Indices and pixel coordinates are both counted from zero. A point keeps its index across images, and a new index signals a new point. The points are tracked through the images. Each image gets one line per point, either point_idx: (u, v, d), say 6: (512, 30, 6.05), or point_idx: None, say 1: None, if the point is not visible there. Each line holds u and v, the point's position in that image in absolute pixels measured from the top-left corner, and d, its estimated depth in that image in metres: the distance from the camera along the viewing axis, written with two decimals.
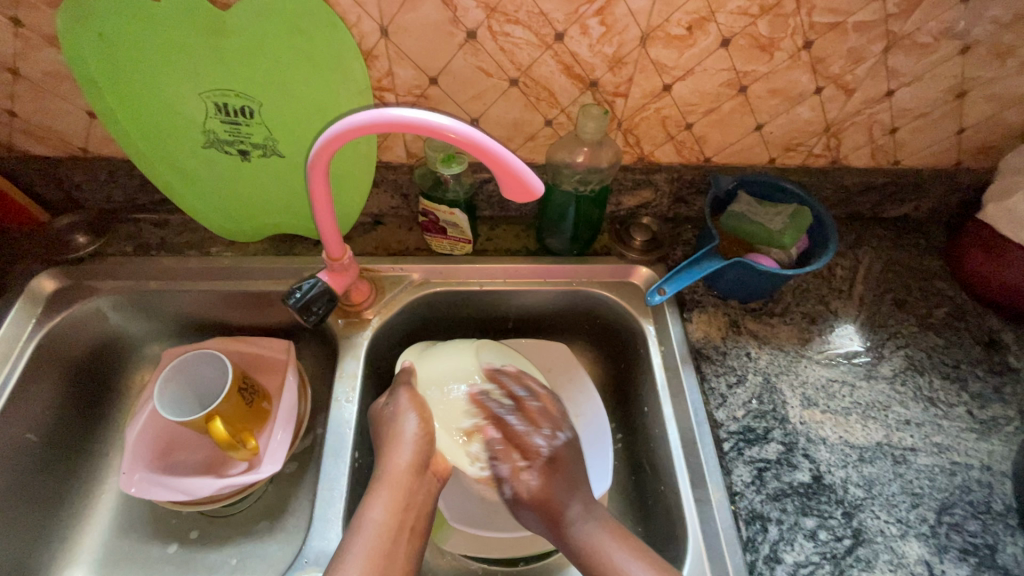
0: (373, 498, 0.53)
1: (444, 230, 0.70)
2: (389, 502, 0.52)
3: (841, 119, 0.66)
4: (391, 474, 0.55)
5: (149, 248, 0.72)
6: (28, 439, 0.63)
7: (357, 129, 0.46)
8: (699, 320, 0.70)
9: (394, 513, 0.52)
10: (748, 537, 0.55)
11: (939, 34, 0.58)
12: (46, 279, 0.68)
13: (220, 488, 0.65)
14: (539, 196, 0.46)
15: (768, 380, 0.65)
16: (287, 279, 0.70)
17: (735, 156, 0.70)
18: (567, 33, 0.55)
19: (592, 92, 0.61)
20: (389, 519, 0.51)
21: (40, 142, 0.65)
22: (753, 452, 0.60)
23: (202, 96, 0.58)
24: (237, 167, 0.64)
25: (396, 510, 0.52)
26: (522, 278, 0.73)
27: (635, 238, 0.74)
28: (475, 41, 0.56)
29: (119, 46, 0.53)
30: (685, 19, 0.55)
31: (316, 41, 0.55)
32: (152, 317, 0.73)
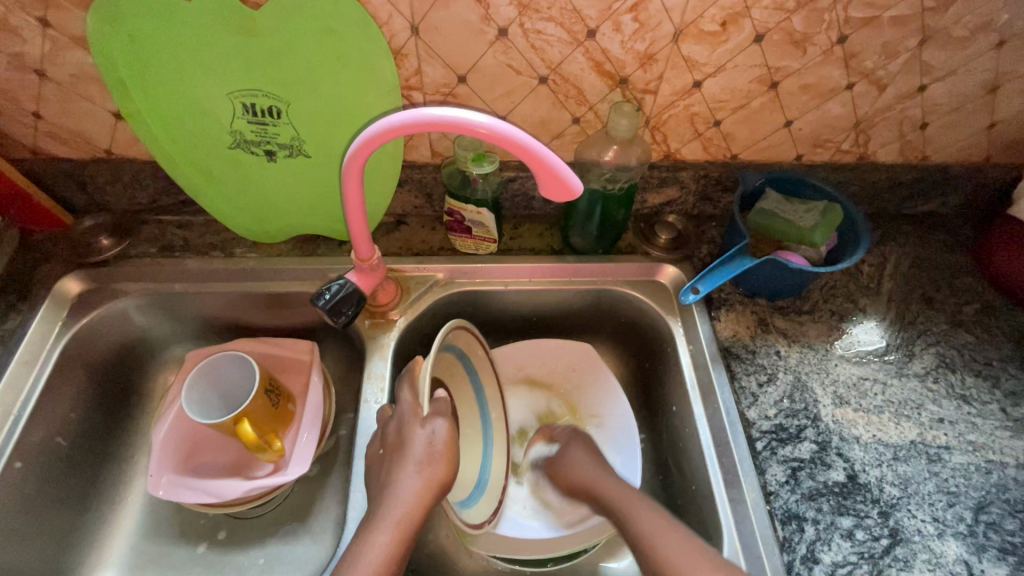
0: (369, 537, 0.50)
1: (469, 230, 0.69)
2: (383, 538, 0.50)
3: (871, 114, 0.65)
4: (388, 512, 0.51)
5: (173, 249, 0.72)
6: (58, 442, 0.63)
7: (395, 130, 0.45)
8: (727, 319, 0.69)
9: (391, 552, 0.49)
10: (785, 537, 0.55)
11: (976, 28, 0.57)
12: (72, 281, 0.68)
13: (248, 490, 0.64)
14: (578, 196, 0.46)
15: (799, 378, 0.65)
16: (312, 279, 0.70)
17: (763, 153, 0.69)
18: (599, 30, 0.55)
19: (621, 89, 0.60)
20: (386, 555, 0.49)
21: (65, 144, 0.65)
22: (787, 451, 0.59)
23: (230, 96, 0.58)
24: (262, 168, 0.64)
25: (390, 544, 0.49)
26: (547, 278, 0.72)
27: (659, 236, 0.74)
28: (506, 39, 0.55)
29: (148, 46, 0.53)
30: (718, 14, 0.54)
31: (345, 39, 0.54)
32: (175, 320, 0.73)
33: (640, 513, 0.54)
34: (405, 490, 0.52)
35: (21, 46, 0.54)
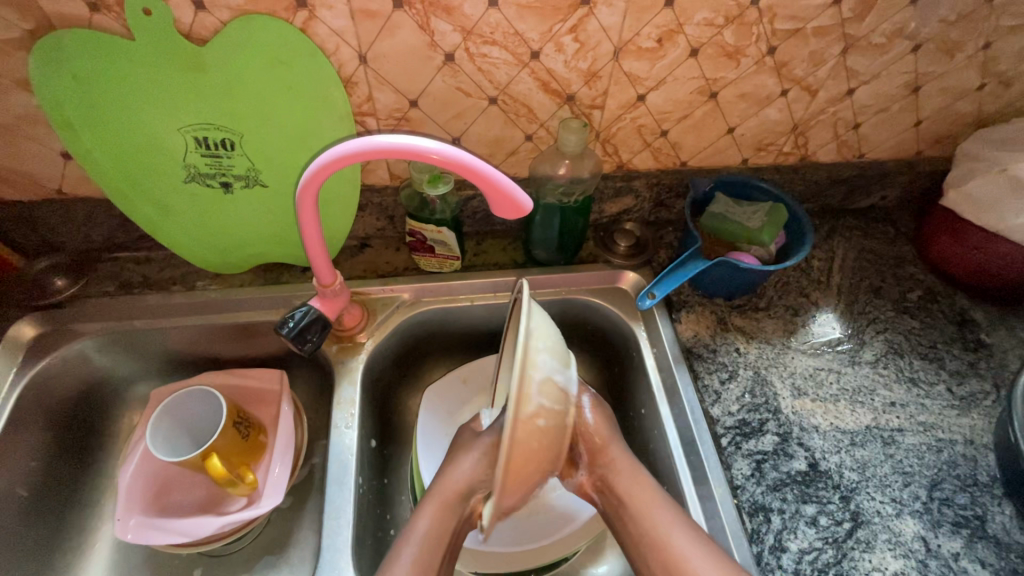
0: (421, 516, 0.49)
1: (432, 249, 0.70)
2: (431, 513, 0.48)
3: (807, 118, 0.69)
4: (443, 486, 0.49)
5: (132, 286, 0.71)
6: (19, 493, 0.61)
7: (348, 158, 0.46)
8: (687, 320, 0.72)
9: (436, 535, 0.48)
10: (753, 529, 0.56)
11: (892, 35, 0.61)
12: (26, 325, 0.66)
13: (221, 526, 0.64)
14: (528, 212, 0.47)
15: (759, 373, 0.67)
16: (277, 308, 0.70)
17: (710, 159, 0.72)
18: (543, 51, 0.57)
19: (569, 106, 0.63)
20: (431, 541, 0.47)
21: (13, 187, 0.64)
22: (751, 445, 0.61)
23: (181, 131, 0.58)
24: (219, 201, 0.64)
25: (439, 533, 0.48)
26: (512, 290, 0.74)
27: (619, 244, 0.76)
28: (454, 64, 0.57)
29: (94, 86, 0.53)
30: (654, 32, 0.57)
31: (294, 71, 0.55)
32: (138, 358, 0.71)
33: (670, 533, 0.47)
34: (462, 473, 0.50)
35: None
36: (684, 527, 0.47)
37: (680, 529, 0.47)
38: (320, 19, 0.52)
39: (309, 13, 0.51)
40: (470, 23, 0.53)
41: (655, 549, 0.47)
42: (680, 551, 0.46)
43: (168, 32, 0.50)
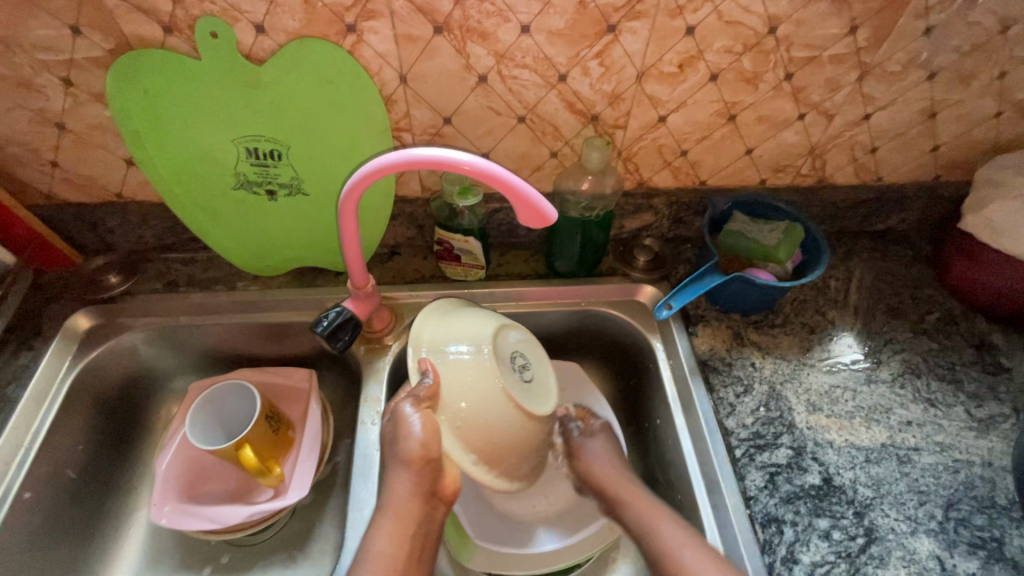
0: (377, 527, 0.55)
1: (458, 258, 0.74)
2: (392, 533, 0.54)
3: (824, 141, 0.71)
4: (393, 504, 0.55)
5: (178, 285, 0.75)
6: (67, 474, 0.65)
7: (384, 169, 0.50)
8: (704, 333, 0.73)
9: (395, 545, 0.54)
10: (766, 539, 0.57)
11: (907, 63, 0.63)
12: (82, 317, 0.71)
13: (249, 515, 0.67)
14: (552, 222, 0.50)
15: (774, 388, 0.68)
16: (311, 309, 0.74)
17: (728, 179, 0.75)
18: (569, 74, 0.60)
19: (593, 125, 0.66)
20: (392, 553, 0.53)
21: (78, 189, 0.69)
22: (764, 457, 0.63)
23: (234, 141, 0.62)
24: (264, 206, 0.68)
25: (400, 542, 0.54)
26: (533, 301, 0.77)
27: (638, 258, 0.79)
28: (486, 84, 0.61)
29: (161, 99, 0.58)
30: (676, 58, 0.60)
31: (340, 89, 0.59)
32: (180, 352, 0.76)
33: (659, 520, 0.59)
34: (397, 491, 0.56)
35: (44, 102, 0.59)
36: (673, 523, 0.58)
37: (660, 516, 0.59)
38: (366, 42, 0.56)
39: (357, 37, 0.55)
40: (503, 47, 0.57)
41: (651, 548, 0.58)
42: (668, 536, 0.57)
43: (231, 52, 0.55)
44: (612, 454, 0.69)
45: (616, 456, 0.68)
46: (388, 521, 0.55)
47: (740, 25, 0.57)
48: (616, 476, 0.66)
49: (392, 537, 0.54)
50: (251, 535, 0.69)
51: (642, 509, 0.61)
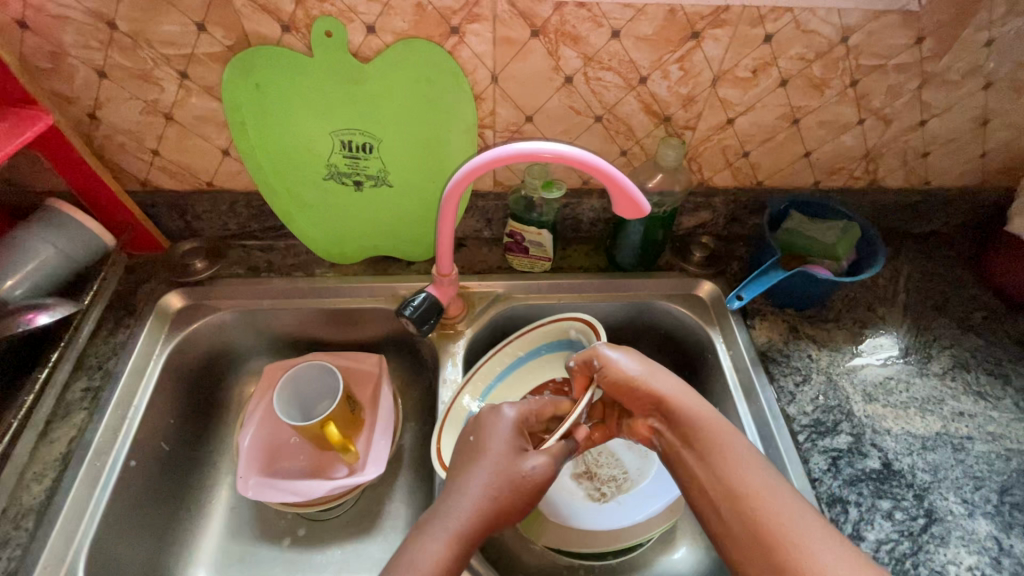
0: (426, 537, 0.51)
1: (527, 250, 0.78)
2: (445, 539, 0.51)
3: (880, 145, 0.75)
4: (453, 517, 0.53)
5: (259, 270, 0.79)
6: (161, 446, 0.69)
7: (488, 164, 0.55)
8: (761, 326, 0.77)
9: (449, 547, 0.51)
10: (832, 517, 0.61)
11: (966, 73, 0.67)
12: (173, 297, 0.75)
13: (331, 489, 0.70)
14: (646, 213, 0.54)
15: (831, 378, 0.72)
16: (386, 296, 0.78)
17: (784, 179, 0.79)
18: (650, 77, 0.64)
19: (665, 126, 0.70)
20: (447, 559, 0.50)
21: (172, 177, 0.73)
22: (826, 442, 0.66)
23: (331, 134, 0.66)
24: (349, 196, 0.72)
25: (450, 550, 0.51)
26: (595, 292, 0.81)
27: (694, 254, 0.83)
28: (571, 85, 0.64)
29: (270, 92, 0.62)
30: (751, 63, 0.63)
31: (436, 87, 0.63)
32: (257, 335, 0.80)
33: (743, 456, 0.53)
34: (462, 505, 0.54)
35: (158, 94, 0.63)
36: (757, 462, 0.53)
37: (749, 455, 0.53)
38: (466, 44, 0.60)
39: (458, 39, 0.59)
40: (592, 51, 0.61)
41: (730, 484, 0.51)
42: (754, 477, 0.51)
43: (341, 50, 0.59)
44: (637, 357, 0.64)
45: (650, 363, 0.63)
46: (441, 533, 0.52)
47: (814, 34, 0.61)
48: (679, 391, 0.60)
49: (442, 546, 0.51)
50: (325, 509, 0.73)
51: (728, 440, 0.55)
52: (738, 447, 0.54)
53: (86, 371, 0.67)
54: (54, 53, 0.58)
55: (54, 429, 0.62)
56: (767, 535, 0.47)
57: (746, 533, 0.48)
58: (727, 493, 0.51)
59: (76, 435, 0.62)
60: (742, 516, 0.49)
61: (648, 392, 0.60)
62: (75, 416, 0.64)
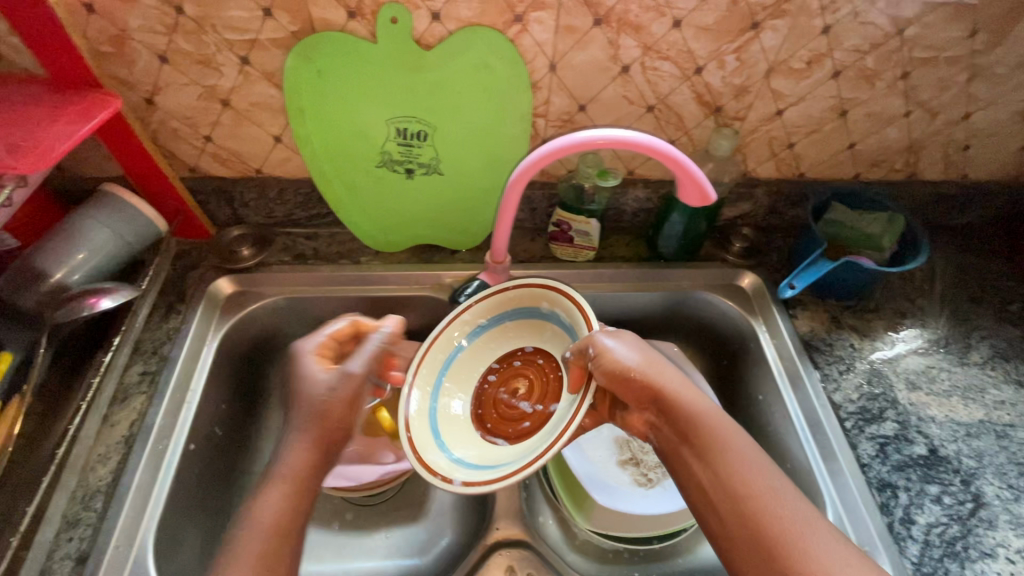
0: (265, 496, 0.51)
1: (571, 239, 0.79)
2: (281, 500, 0.50)
3: (923, 137, 0.76)
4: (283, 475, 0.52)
5: (305, 257, 0.80)
6: (216, 431, 0.69)
7: (567, 148, 0.54)
8: (804, 316, 0.78)
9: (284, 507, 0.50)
10: (883, 501, 0.62)
11: (1014, 66, 0.68)
12: (223, 283, 0.75)
13: (383, 474, 0.72)
14: (712, 201, 0.55)
15: (874, 367, 0.73)
16: (432, 284, 0.79)
17: (825, 171, 0.80)
18: (706, 67, 0.65)
19: (715, 117, 0.71)
20: (282, 518, 0.49)
21: (222, 163, 0.73)
22: (873, 429, 0.67)
23: (387, 121, 0.67)
24: (400, 184, 0.73)
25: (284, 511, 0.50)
26: (638, 282, 0.82)
27: (734, 244, 0.84)
28: (627, 75, 0.65)
29: (330, 79, 0.62)
30: (807, 55, 0.64)
31: (495, 75, 0.63)
32: (302, 322, 0.80)
33: (749, 457, 0.53)
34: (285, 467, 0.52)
35: (216, 80, 0.63)
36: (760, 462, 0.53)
37: (755, 457, 0.53)
38: (529, 32, 0.60)
39: (522, 27, 0.60)
40: (652, 40, 0.62)
41: (732, 487, 0.51)
42: (757, 480, 0.51)
43: (405, 37, 0.59)
44: (636, 342, 0.61)
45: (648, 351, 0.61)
46: (274, 491, 0.51)
47: (871, 25, 0.62)
48: (684, 386, 0.59)
49: (280, 504, 0.50)
50: (371, 496, 0.75)
51: (735, 441, 0.54)
52: (739, 446, 0.54)
53: (143, 356, 0.68)
54: (117, 37, 0.58)
55: (115, 413, 0.63)
56: (769, 537, 0.48)
57: (749, 537, 0.49)
58: (730, 495, 0.51)
59: (138, 419, 0.63)
60: (744, 520, 0.49)
61: (649, 388, 0.58)
62: (135, 399, 0.64)
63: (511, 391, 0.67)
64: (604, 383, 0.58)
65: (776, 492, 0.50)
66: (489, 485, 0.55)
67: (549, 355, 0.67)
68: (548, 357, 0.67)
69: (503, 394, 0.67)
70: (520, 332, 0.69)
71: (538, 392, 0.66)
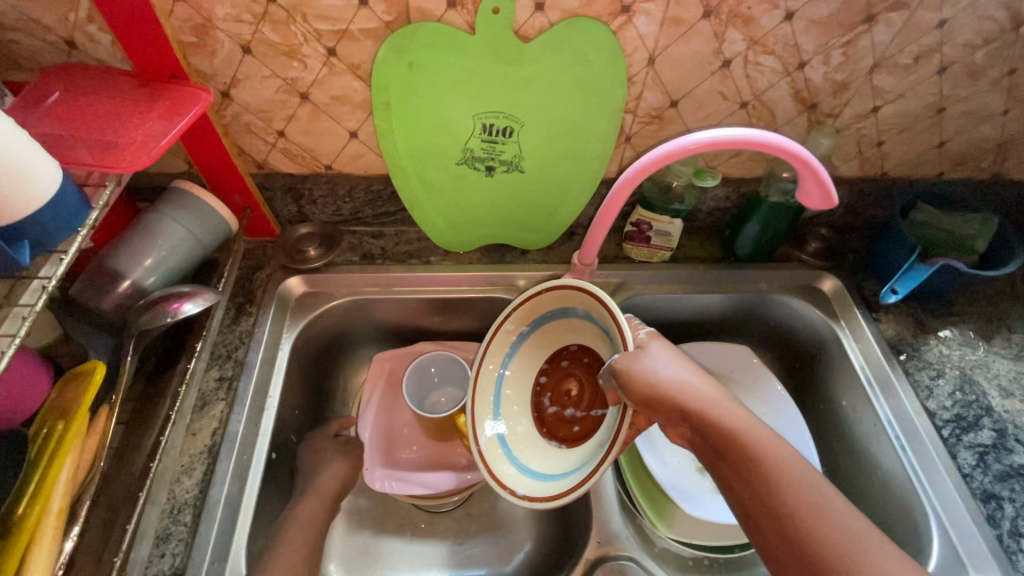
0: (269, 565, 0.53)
1: (648, 239, 0.76)
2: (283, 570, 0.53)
3: (1016, 136, 0.73)
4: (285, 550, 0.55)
5: (373, 257, 0.77)
6: (290, 439, 0.67)
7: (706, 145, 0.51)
8: (888, 319, 0.76)
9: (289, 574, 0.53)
10: (988, 513, 0.61)
11: None
12: (292, 284, 0.73)
13: (462, 480, 0.70)
14: (834, 204, 0.53)
15: (965, 373, 0.71)
16: (504, 285, 0.76)
17: (909, 170, 0.77)
18: (810, 62, 0.62)
19: (808, 114, 0.68)
20: None
21: (291, 160, 0.70)
22: (971, 438, 0.66)
23: (474, 117, 0.64)
24: (479, 182, 0.70)
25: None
26: (713, 283, 0.80)
27: (810, 244, 0.82)
28: (727, 70, 0.62)
29: (421, 72, 0.59)
30: (915, 50, 0.62)
31: (592, 69, 0.60)
32: (367, 324, 0.78)
33: (793, 472, 0.49)
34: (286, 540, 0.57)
35: (298, 72, 0.60)
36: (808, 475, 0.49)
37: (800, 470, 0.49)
38: (634, 24, 0.57)
39: (627, 18, 0.57)
40: (760, 34, 0.59)
41: (775, 503, 0.47)
42: (805, 496, 0.47)
43: (506, 28, 0.56)
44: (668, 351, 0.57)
45: (676, 358, 0.57)
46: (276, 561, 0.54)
47: (987, 19, 0.59)
48: (716, 396, 0.55)
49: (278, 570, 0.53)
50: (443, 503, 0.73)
51: (773, 454, 0.50)
52: (783, 459, 0.50)
53: (217, 361, 0.65)
54: (201, 26, 0.55)
55: (196, 421, 0.61)
56: (822, 559, 0.44)
57: (798, 557, 0.45)
58: (775, 520, 0.47)
59: (219, 427, 0.60)
60: (791, 540, 0.46)
61: (678, 406, 0.53)
62: (214, 407, 0.62)
63: (562, 395, 0.66)
64: (636, 408, 0.54)
65: (825, 510, 0.46)
66: (559, 500, 0.56)
67: (594, 353, 0.64)
68: (594, 355, 0.64)
69: (553, 400, 0.66)
70: (562, 331, 0.67)
71: (589, 392, 0.64)
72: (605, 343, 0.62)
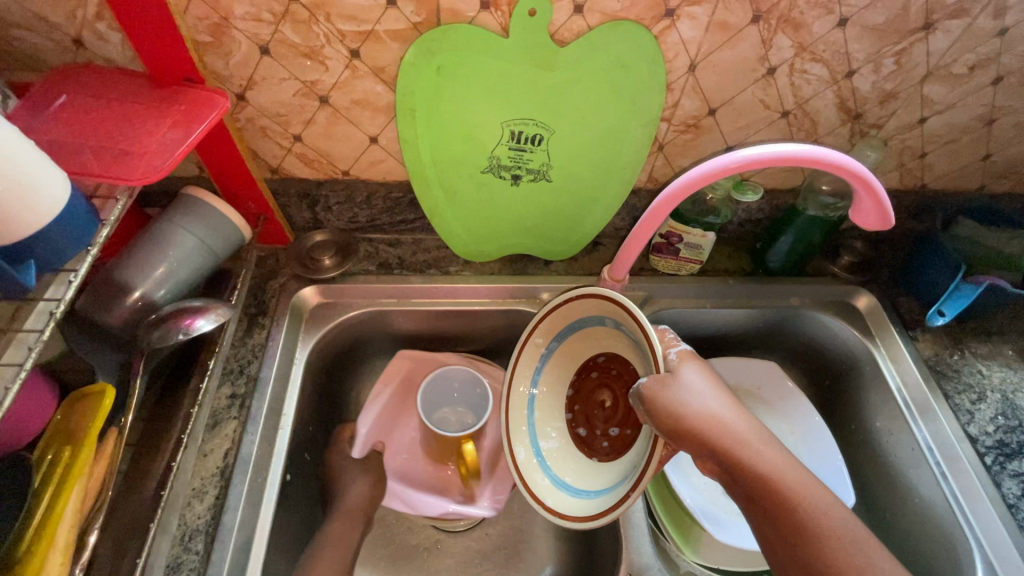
0: None
1: (677, 252, 0.73)
2: None
3: None
4: None
5: (391, 266, 0.74)
6: (304, 457, 0.64)
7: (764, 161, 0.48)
8: (925, 338, 0.73)
9: None
10: None
11: None
12: (307, 294, 0.70)
13: (446, 512, 0.66)
14: (890, 226, 0.51)
15: (1007, 397, 0.68)
16: (526, 297, 0.73)
17: (949, 183, 0.74)
18: (859, 71, 0.59)
19: (852, 124, 0.65)
20: None
21: (307, 164, 0.66)
22: (1015, 466, 0.63)
23: (502, 124, 0.60)
24: (503, 190, 0.67)
25: None
26: (743, 297, 0.76)
27: (843, 258, 0.79)
28: (772, 77, 0.59)
29: (449, 77, 0.56)
30: (971, 60, 0.58)
31: (630, 76, 0.57)
32: (381, 336, 0.75)
33: (829, 521, 0.45)
34: None
35: (319, 74, 0.56)
36: (844, 524, 0.45)
37: (835, 518, 0.45)
38: (677, 28, 0.54)
39: (671, 22, 0.53)
40: (809, 40, 0.56)
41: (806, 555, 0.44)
42: (840, 549, 0.44)
43: (542, 31, 0.53)
44: (703, 377, 0.53)
45: (710, 387, 0.52)
46: None
47: None
48: (750, 432, 0.50)
49: None
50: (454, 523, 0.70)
51: (808, 500, 0.46)
52: (819, 506, 0.46)
53: (230, 376, 0.62)
54: (217, 25, 0.51)
55: (208, 442, 0.58)
56: None
57: None
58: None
59: (232, 448, 0.57)
60: None
61: (705, 443, 0.49)
62: (226, 425, 0.59)
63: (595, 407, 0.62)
64: (664, 439, 0.50)
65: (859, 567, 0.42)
66: (588, 521, 0.53)
67: (623, 363, 0.60)
68: (623, 366, 0.60)
69: (585, 413, 0.63)
70: (589, 342, 0.63)
71: (622, 404, 0.61)
72: (635, 355, 0.58)
